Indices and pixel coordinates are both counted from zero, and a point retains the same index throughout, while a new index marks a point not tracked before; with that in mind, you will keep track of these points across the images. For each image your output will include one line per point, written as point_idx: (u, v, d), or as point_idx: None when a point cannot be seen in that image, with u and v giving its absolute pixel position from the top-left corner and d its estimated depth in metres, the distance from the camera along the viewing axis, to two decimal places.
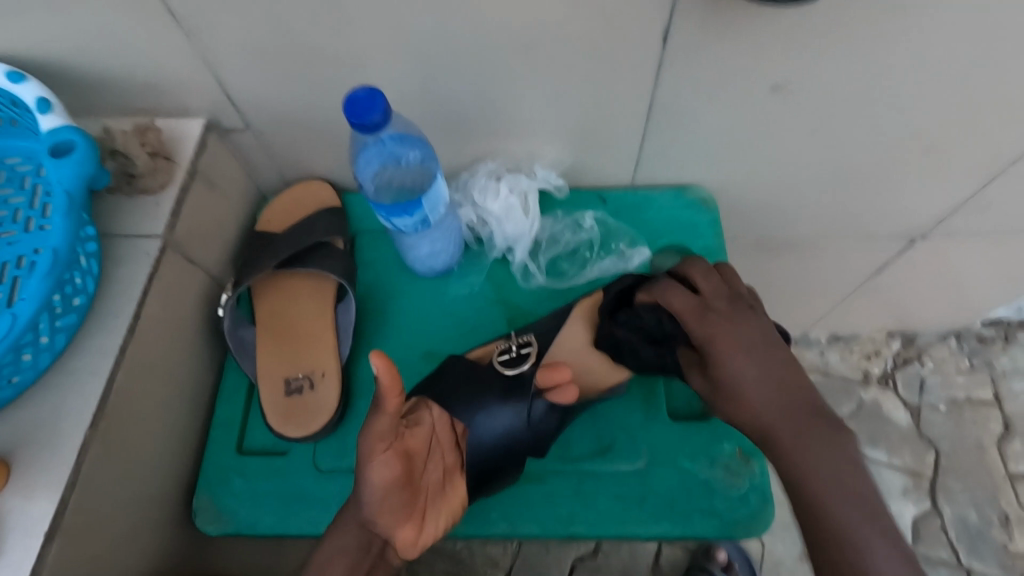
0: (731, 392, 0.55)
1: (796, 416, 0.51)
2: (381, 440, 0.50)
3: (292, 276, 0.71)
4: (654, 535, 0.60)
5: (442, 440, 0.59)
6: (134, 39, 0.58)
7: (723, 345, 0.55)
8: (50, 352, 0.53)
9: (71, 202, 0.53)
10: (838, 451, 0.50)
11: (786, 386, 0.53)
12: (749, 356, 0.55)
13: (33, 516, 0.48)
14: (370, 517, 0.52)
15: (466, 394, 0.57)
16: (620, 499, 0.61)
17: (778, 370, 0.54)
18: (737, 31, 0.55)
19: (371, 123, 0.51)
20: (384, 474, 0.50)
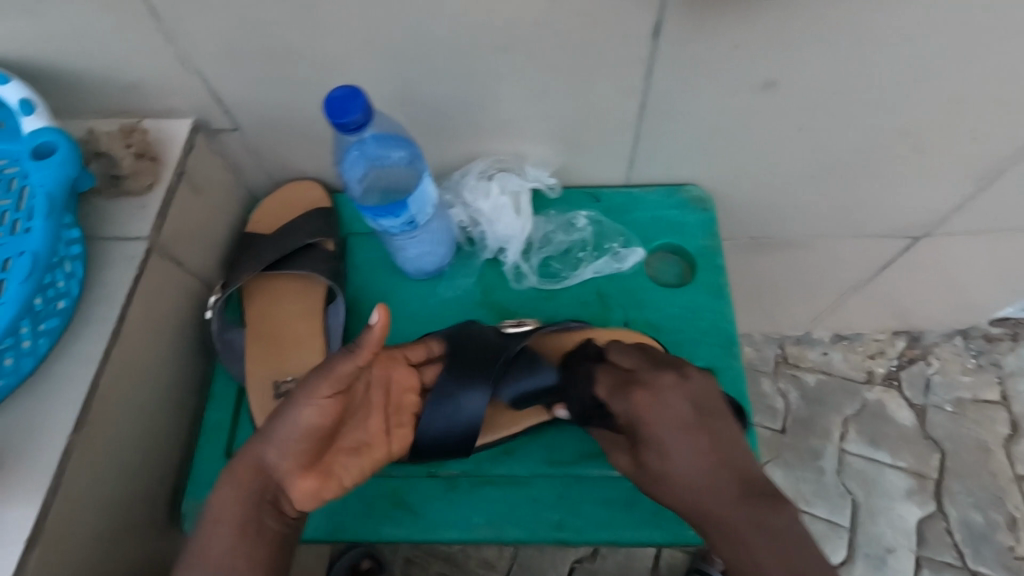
0: (659, 487, 0.52)
1: (741, 519, 0.47)
2: (329, 382, 0.51)
3: (282, 278, 0.71)
4: (644, 542, 0.59)
5: (373, 402, 0.57)
6: (117, 39, 0.57)
7: (655, 446, 0.51)
8: (33, 356, 0.53)
9: (51, 205, 0.52)
10: (766, 532, 0.46)
11: (722, 485, 0.49)
12: (669, 436, 0.51)
13: (14, 522, 0.48)
14: (272, 459, 0.52)
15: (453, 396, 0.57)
16: (609, 505, 0.60)
17: (711, 459, 0.50)
18: (729, 26, 0.54)
19: (350, 124, 0.50)
20: (312, 419, 0.52)
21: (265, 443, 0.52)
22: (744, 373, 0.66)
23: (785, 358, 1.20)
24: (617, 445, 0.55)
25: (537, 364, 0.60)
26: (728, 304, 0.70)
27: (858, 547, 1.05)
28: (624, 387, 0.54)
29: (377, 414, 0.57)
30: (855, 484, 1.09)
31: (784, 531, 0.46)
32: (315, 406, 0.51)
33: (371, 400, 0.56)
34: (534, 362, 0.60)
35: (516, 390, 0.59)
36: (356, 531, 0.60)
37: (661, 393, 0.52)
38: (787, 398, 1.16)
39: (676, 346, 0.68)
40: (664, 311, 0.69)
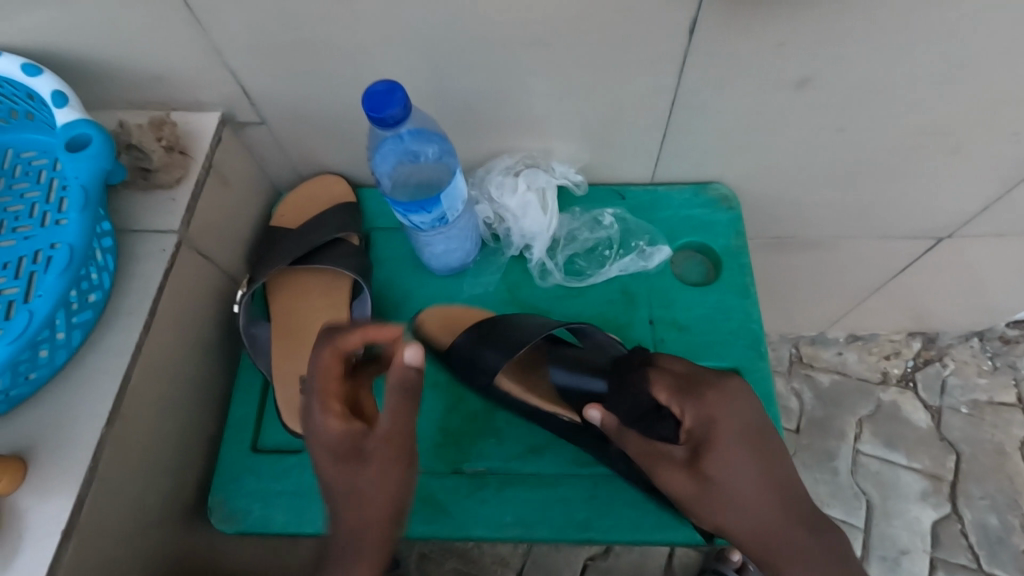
0: (715, 509, 0.50)
1: (791, 534, 0.49)
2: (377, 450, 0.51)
3: (307, 273, 0.71)
4: (671, 542, 0.59)
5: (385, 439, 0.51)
6: (148, 31, 0.57)
7: (717, 461, 0.50)
8: (66, 348, 0.53)
9: (87, 197, 0.52)
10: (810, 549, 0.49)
11: (775, 508, 0.50)
12: (733, 443, 0.50)
13: (49, 513, 0.48)
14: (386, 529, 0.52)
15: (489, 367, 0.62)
16: (637, 506, 0.60)
17: (768, 485, 0.50)
18: (765, 24, 0.53)
19: (388, 118, 0.49)
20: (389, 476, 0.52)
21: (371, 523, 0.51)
22: (771, 374, 0.66)
23: (799, 358, 1.19)
24: (665, 463, 0.52)
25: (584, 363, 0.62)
26: (754, 303, 0.69)
27: (873, 548, 1.05)
28: (689, 390, 0.52)
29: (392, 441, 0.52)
30: (869, 485, 1.09)
31: (825, 545, 0.49)
32: (381, 474, 0.51)
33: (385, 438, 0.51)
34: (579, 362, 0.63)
35: (565, 378, 0.64)
36: None
37: (729, 400, 0.51)
38: (801, 398, 1.16)
39: (703, 346, 0.67)
40: (690, 309, 0.69)
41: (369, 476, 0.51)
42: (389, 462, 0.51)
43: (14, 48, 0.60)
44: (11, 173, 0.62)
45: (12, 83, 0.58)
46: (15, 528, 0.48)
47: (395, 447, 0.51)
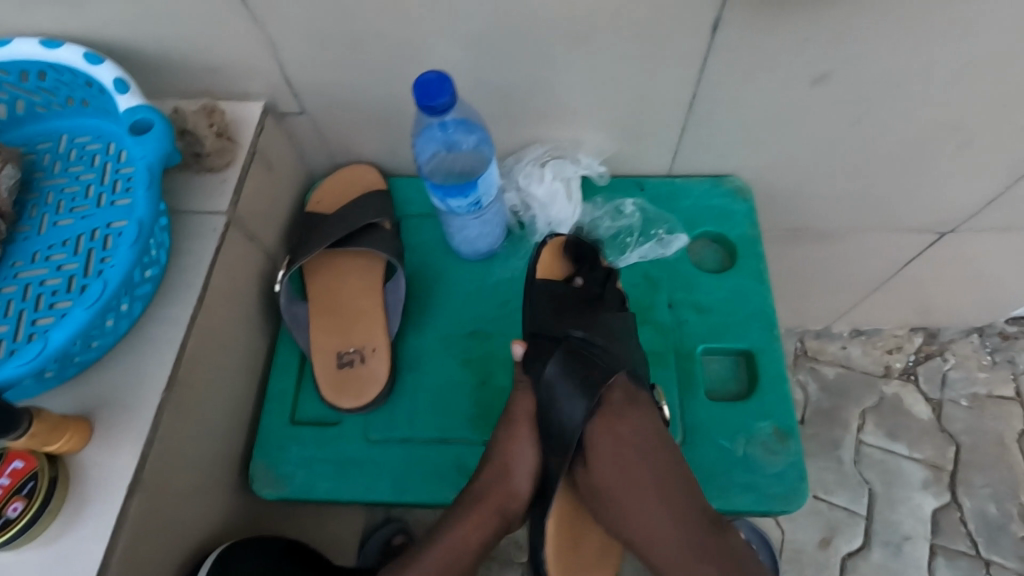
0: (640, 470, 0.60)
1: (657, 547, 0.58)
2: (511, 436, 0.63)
3: (342, 254, 0.74)
4: (727, 507, 0.63)
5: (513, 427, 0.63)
6: (203, 23, 0.61)
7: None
8: (128, 319, 0.56)
9: (152, 176, 0.56)
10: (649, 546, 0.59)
11: (652, 530, 0.59)
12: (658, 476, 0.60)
13: (117, 468, 0.52)
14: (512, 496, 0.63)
15: (557, 351, 0.63)
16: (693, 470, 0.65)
17: (665, 521, 0.58)
18: (783, 24, 0.57)
19: (439, 106, 0.53)
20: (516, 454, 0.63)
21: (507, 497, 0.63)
22: (785, 355, 0.70)
23: (805, 351, 1.23)
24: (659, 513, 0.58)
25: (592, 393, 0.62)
26: (769, 288, 0.73)
27: (876, 534, 1.08)
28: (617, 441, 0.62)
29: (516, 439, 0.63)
30: (873, 474, 1.12)
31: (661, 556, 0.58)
32: (530, 450, 0.64)
33: (512, 424, 0.63)
34: (576, 390, 0.62)
35: (554, 374, 0.63)
36: (417, 494, 0.64)
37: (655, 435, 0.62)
38: (807, 389, 1.20)
39: (719, 328, 0.71)
40: (705, 296, 0.73)
41: (518, 451, 0.63)
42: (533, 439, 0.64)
43: (74, 39, 0.64)
44: (66, 157, 0.65)
45: (72, 70, 0.62)
46: (84, 482, 0.51)
47: (530, 426, 0.64)
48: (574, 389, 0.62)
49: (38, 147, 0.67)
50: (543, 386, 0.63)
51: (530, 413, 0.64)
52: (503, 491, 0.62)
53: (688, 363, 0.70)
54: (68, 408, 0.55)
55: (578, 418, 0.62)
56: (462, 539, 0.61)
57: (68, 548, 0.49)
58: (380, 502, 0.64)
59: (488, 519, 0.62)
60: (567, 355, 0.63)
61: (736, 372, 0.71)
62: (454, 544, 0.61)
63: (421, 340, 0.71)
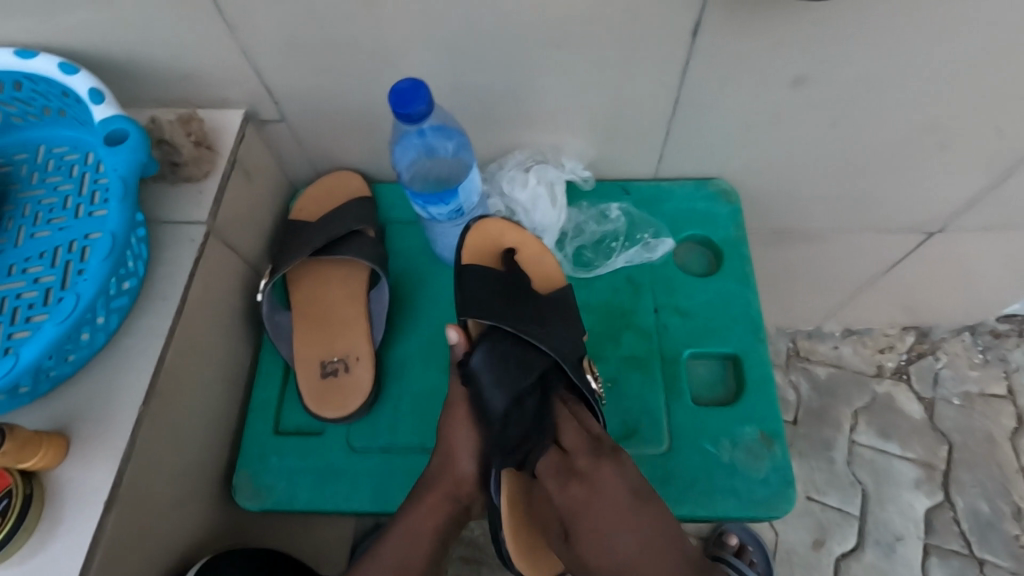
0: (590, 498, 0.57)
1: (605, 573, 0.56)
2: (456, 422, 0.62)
3: (326, 262, 0.74)
4: (717, 514, 0.63)
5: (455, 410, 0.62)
6: (178, 31, 0.60)
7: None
8: (105, 332, 0.56)
9: (126, 188, 0.56)
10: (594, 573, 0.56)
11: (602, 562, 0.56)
12: (609, 501, 0.56)
13: (93, 484, 0.51)
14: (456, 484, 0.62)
15: (490, 337, 0.62)
16: (682, 478, 0.65)
17: (614, 548, 0.55)
18: (764, 26, 0.56)
19: (414, 114, 0.53)
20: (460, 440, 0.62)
21: (451, 485, 0.62)
22: (770, 358, 0.70)
23: (797, 352, 1.22)
24: (604, 538, 0.56)
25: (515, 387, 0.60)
26: (754, 291, 0.73)
27: (868, 534, 1.08)
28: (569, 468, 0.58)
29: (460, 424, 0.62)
30: (865, 474, 1.12)
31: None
32: (471, 432, 0.62)
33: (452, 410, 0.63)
34: (501, 381, 0.60)
35: (483, 362, 0.61)
36: (402, 503, 0.64)
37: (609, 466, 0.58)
38: (799, 389, 1.19)
39: (705, 332, 0.71)
40: (690, 300, 0.72)
41: (458, 437, 0.62)
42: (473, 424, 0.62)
43: (50, 48, 0.63)
44: (43, 167, 0.65)
45: (47, 80, 0.61)
46: (59, 499, 0.51)
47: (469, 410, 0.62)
48: (500, 381, 0.60)
49: (15, 158, 0.66)
50: (474, 372, 0.61)
51: (466, 398, 0.63)
52: (451, 478, 0.62)
53: (673, 367, 0.69)
54: (44, 423, 0.54)
55: (500, 407, 0.60)
56: (416, 524, 0.61)
57: (42, 568, 0.48)
58: (364, 512, 0.63)
59: (441, 505, 0.61)
60: (496, 343, 0.62)
61: (723, 376, 0.70)
62: (409, 531, 0.61)
63: (405, 348, 0.70)
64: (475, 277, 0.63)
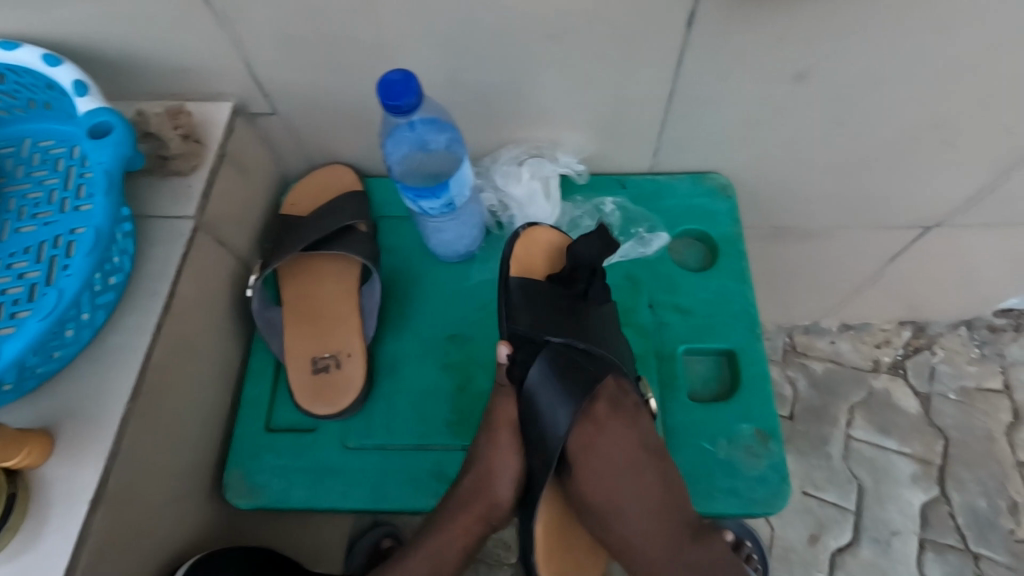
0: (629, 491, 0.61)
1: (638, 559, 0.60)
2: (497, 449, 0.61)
3: (317, 258, 0.73)
4: (714, 513, 0.63)
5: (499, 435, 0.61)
6: (165, 23, 0.59)
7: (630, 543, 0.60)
8: (90, 328, 0.55)
9: (111, 181, 0.55)
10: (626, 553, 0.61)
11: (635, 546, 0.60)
12: (649, 497, 0.60)
13: (79, 482, 0.50)
14: (494, 506, 0.62)
15: (549, 354, 0.61)
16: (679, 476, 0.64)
17: (648, 536, 0.60)
18: (760, 20, 0.55)
19: (404, 106, 0.52)
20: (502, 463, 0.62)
21: (488, 507, 0.62)
22: (767, 354, 0.69)
23: (794, 347, 1.22)
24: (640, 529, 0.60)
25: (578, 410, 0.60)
26: (751, 287, 0.72)
27: (865, 530, 1.08)
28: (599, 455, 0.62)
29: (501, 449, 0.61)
30: (862, 469, 1.12)
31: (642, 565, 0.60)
32: (513, 458, 0.62)
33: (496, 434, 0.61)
34: (561, 401, 0.60)
35: (541, 382, 0.60)
36: (395, 501, 0.63)
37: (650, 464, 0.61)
38: (796, 385, 1.19)
39: (701, 328, 0.70)
40: (686, 295, 0.72)
41: (502, 462, 0.61)
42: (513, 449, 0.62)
43: (34, 39, 0.62)
44: (29, 161, 0.64)
45: (31, 72, 0.60)
46: (45, 498, 0.50)
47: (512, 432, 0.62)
48: (557, 403, 0.60)
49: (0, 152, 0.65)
50: (530, 393, 0.61)
51: (512, 422, 0.62)
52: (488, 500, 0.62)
53: (669, 364, 0.69)
54: (30, 421, 0.53)
55: (563, 430, 0.59)
56: (443, 546, 0.61)
57: (28, 567, 0.48)
58: (357, 510, 0.63)
59: (473, 528, 0.62)
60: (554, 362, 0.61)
61: (719, 372, 0.70)
62: (437, 550, 0.61)
63: (398, 344, 0.70)
64: (521, 288, 0.65)
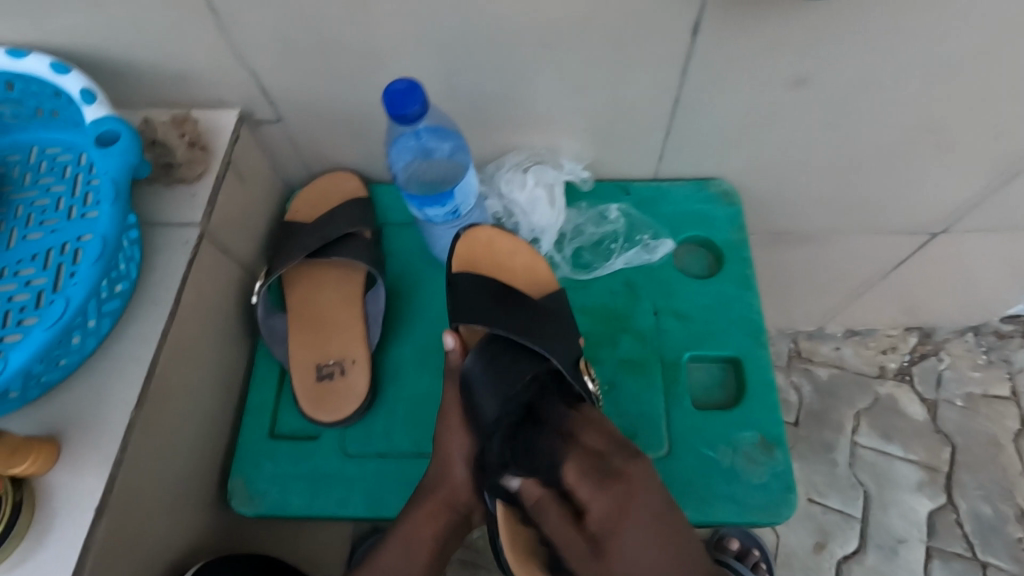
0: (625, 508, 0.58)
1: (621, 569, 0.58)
2: (455, 433, 0.61)
3: (321, 265, 0.73)
4: (719, 521, 0.62)
5: (449, 420, 0.62)
6: (171, 32, 0.59)
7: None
8: (96, 336, 0.55)
9: (117, 191, 0.55)
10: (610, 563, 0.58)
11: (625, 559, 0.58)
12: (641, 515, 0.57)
13: (83, 491, 0.50)
14: (452, 487, 0.61)
15: (489, 343, 0.62)
16: (682, 483, 0.64)
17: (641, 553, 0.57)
18: (764, 26, 0.55)
19: (409, 115, 0.53)
20: (460, 448, 0.61)
21: (452, 490, 0.61)
22: (771, 362, 0.69)
23: (798, 353, 1.21)
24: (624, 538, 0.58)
25: (512, 391, 0.61)
26: (755, 294, 0.72)
27: (870, 537, 1.07)
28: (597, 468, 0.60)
29: (456, 434, 0.61)
30: (867, 476, 1.11)
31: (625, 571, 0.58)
32: (468, 440, 0.61)
33: (445, 418, 0.62)
34: (497, 388, 0.60)
35: (477, 368, 0.61)
36: (397, 508, 0.63)
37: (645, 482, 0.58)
38: (800, 391, 1.18)
39: (704, 335, 0.70)
40: (690, 302, 0.72)
41: (453, 444, 0.61)
42: (466, 431, 0.61)
43: (42, 48, 0.62)
44: (36, 168, 0.64)
45: (39, 80, 0.61)
46: (49, 506, 0.50)
47: (463, 418, 0.62)
48: (495, 387, 0.60)
49: (8, 160, 0.65)
50: (470, 377, 0.61)
51: (460, 405, 0.62)
52: (449, 487, 0.61)
53: (673, 371, 0.69)
54: (35, 429, 0.53)
55: (496, 416, 0.60)
56: (416, 531, 0.61)
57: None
58: (359, 518, 0.63)
59: (439, 512, 0.61)
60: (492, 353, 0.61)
61: (722, 379, 0.70)
62: (405, 539, 0.61)
63: (401, 351, 0.70)
64: (469, 283, 0.63)
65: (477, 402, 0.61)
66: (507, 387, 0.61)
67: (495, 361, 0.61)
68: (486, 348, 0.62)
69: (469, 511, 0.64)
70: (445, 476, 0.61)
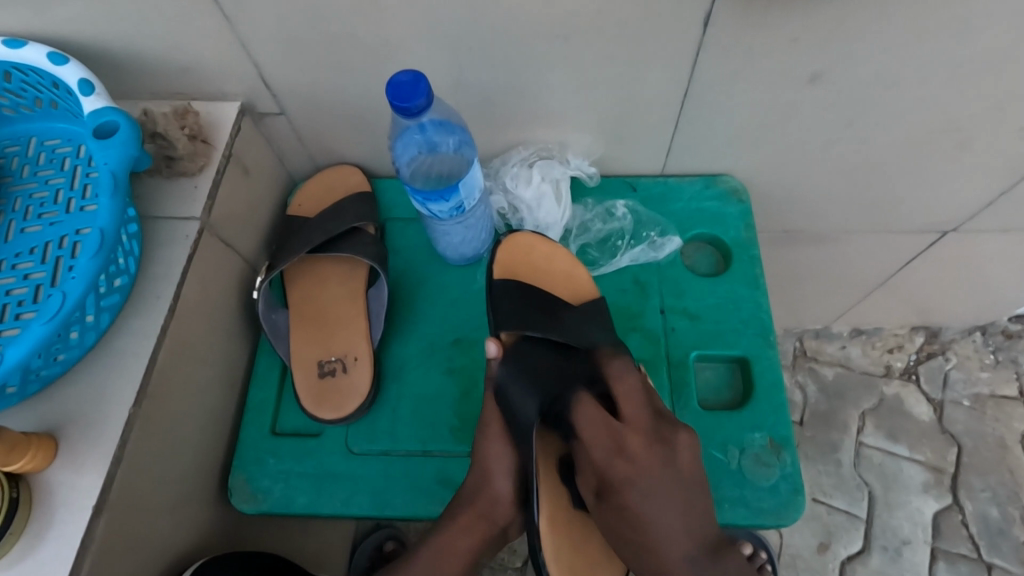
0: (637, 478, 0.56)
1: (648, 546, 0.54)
2: (497, 442, 0.60)
3: (324, 260, 0.72)
4: (735, 523, 0.61)
5: (489, 429, 0.61)
6: (171, 22, 0.58)
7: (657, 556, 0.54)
8: (95, 331, 0.54)
9: (116, 183, 0.54)
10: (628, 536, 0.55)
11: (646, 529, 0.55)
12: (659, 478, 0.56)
13: (80, 489, 0.49)
14: (495, 499, 0.60)
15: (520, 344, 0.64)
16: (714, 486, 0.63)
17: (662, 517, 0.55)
18: (777, 21, 0.54)
19: (414, 108, 0.51)
20: (501, 457, 0.60)
21: (493, 501, 0.60)
22: (780, 362, 0.68)
23: (804, 352, 1.20)
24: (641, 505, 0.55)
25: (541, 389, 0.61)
26: (764, 293, 0.71)
27: (875, 538, 1.06)
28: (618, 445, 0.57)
29: (495, 442, 0.60)
30: (872, 477, 1.10)
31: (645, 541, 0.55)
32: (507, 450, 0.60)
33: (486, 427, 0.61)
34: (529, 388, 0.61)
35: (509, 371, 0.61)
36: (399, 507, 0.62)
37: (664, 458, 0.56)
38: (806, 390, 1.18)
39: (711, 335, 0.69)
40: (697, 302, 0.71)
41: (494, 453, 0.60)
42: (506, 440, 0.60)
43: (40, 37, 0.61)
44: (35, 160, 0.63)
45: (38, 71, 0.60)
46: (46, 504, 0.49)
47: (502, 426, 0.61)
48: (526, 387, 0.61)
49: (6, 151, 0.64)
50: (507, 382, 0.61)
51: (499, 414, 0.61)
52: (490, 499, 0.60)
53: (680, 371, 0.68)
54: (33, 425, 0.53)
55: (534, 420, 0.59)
56: (452, 543, 0.59)
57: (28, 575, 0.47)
58: (361, 516, 0.62)
59: (475, 524, 0.59)
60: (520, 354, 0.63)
61: (730, 380, 0.69)
62: (438, 553, 0.59)
63: (403, 348, 0.69)
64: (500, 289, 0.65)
65: (518, 411, 0.60)
66: (536, 386, 0.61)
67: (520, 360, 0.62)
68: (515, 350, 0.63)
69: (507, 524, 0.62)
70: (485, 486, 0.59)
